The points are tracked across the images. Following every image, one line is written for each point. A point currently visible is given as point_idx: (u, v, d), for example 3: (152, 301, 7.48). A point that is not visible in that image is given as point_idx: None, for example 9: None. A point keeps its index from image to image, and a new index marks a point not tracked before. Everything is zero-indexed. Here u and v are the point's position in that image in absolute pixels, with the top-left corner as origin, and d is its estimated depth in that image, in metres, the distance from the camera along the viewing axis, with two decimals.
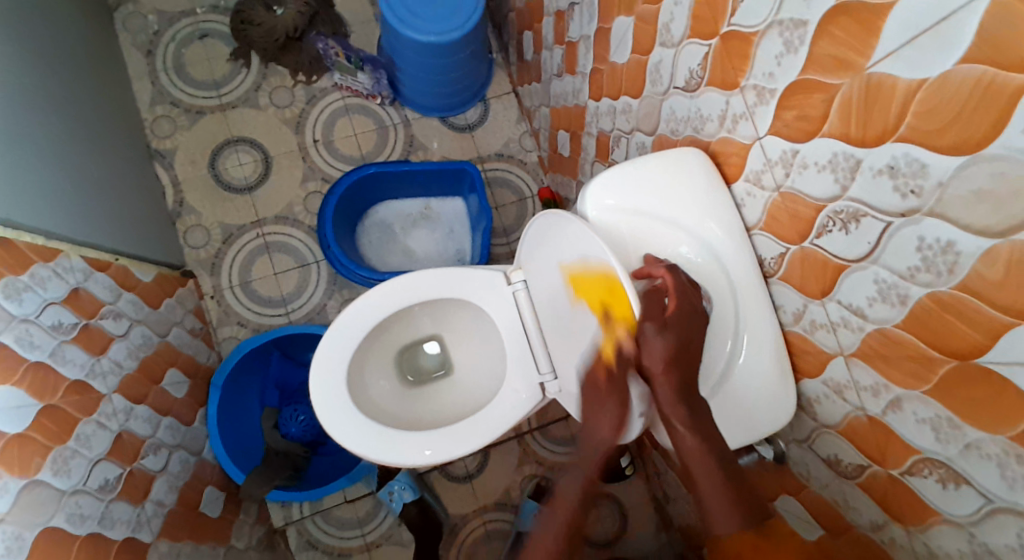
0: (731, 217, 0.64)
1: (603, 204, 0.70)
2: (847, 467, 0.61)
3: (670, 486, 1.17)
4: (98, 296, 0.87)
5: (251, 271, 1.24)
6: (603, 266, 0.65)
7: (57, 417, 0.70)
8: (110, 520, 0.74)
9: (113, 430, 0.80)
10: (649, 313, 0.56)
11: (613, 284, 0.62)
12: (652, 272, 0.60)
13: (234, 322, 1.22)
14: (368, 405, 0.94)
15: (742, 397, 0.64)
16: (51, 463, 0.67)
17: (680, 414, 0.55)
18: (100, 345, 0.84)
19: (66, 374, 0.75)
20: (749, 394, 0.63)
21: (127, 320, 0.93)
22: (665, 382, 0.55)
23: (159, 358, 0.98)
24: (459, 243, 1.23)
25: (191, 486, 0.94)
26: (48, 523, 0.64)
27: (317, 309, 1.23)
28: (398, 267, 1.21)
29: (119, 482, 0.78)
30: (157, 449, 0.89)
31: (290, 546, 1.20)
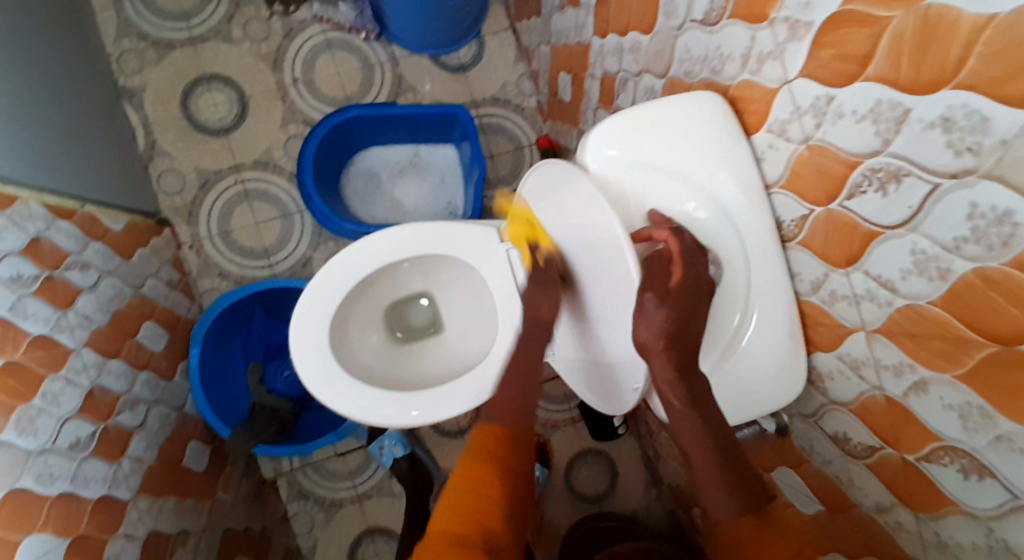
0: (749, 171, 0.57)
1: (606, 154, 0.62)
2: (857, 447, 0.56)
3: (663, 447, 1.16)
4: (61, 246, 0.81)
5: (230, 220, 1.17)
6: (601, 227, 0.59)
7: (21, 374, 0.66)
8: (84, 479, 0.71)
9: (85, 386, 0.76)
10: (650, 282, 0.51)
11: (611, 247, 0.56)
12: (653, 236, 0.54)
13: (214, 274, 1.16)
14: (353, 364, 0.90)
15: (746, 371, 0.59)
16: (15, 423, 0.62)
17: (679, 392, 0.51)
18: (67, 298, 0.79)
19: (30, 328, 0.70)
20: (754, 367, 0.59)
21: (96, 272, 0.87)
22: (664, 359, 0.51)
23: (133, 312, 0.93)
24: (450, 194, 1.16)
25: (174, 442, 0.92)
26: (15, 485, 0.60)
27: (302, 261, 1.18)
28: (385, 218, 1.14)
29: (93, 439, 0.74)
30: (134, 406, 0.85)
31: (280, 498, 1.20)
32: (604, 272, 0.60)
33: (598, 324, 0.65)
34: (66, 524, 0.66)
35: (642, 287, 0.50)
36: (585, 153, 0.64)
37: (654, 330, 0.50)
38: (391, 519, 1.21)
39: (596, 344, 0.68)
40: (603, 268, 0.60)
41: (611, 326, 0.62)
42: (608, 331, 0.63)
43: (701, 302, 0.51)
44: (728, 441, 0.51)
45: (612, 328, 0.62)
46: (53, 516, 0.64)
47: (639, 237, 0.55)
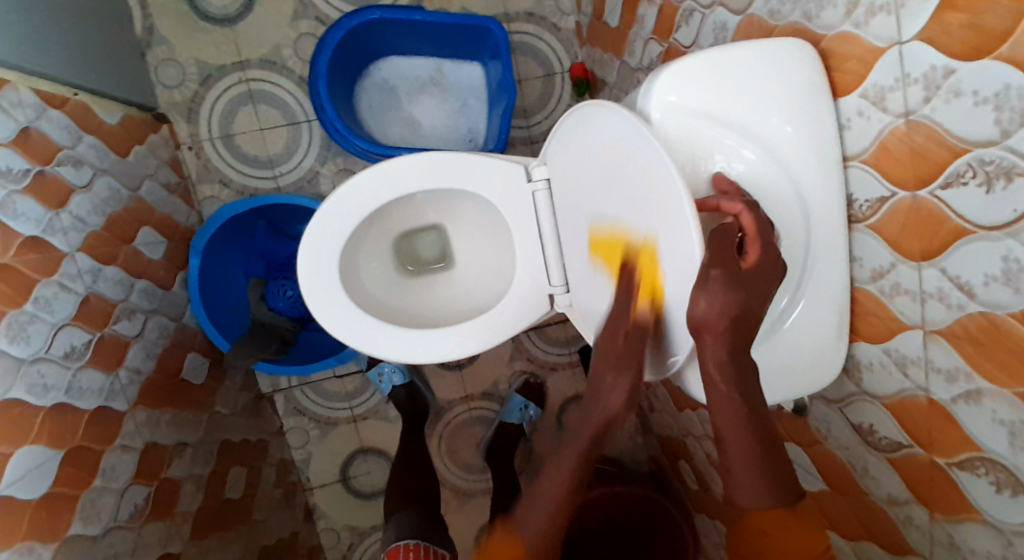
0: (829, 140, 0.51)
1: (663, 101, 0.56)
2: (881, 440, 0.55)
3: (659, 400, 1.18)
4: (52, 139, 0.74)
5: (233, 124, 1.08)
6: (652, 188, 0.54)
7: (11, 278, 0.61)
8: (79, 390, 0.68)
9: (79, 294, 0.72)
10: (718, 257, 0.47)
11: (667, 214, 0.52)
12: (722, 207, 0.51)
13: (214, 180, 1.09)
14: (361, 294, 0.87)
15: (784, 353, 0.57)
16: (5, 330, 0.59)
17: (728, 375, 0.48)
18: (60, 198, 0.73)
19: (21, 229, 0.65)
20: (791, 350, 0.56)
21: (90, 168, 0.80)
22: (719, 340, 0.47)
23: (129, 215, 0.87)
24: (472, 120, 1.08)
25: (172, 353, 0.89)
26: (7, 395, 0.58)
27: (308, 176, 1.11)
28: (401, 140, 1.06)
29: (88, 348, 0.72)
30: (131, 315, 0.81)
31: (277, 412, 1.20)
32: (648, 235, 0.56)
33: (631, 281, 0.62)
34: (62, 433, 0.64)
35: (708, 263, 0.47)
36: (645, 99, 0.58)
37: (717, 309, 0.45)
38: (384, 440, 1.24)
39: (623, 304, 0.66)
40: (647, 227, 0.56)
41: (651, 291, 0.58)
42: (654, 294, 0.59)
43: (773, 291, 0.48)
44: (769, 431, 0.48)
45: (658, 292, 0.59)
46: (50, 424, 0.62)
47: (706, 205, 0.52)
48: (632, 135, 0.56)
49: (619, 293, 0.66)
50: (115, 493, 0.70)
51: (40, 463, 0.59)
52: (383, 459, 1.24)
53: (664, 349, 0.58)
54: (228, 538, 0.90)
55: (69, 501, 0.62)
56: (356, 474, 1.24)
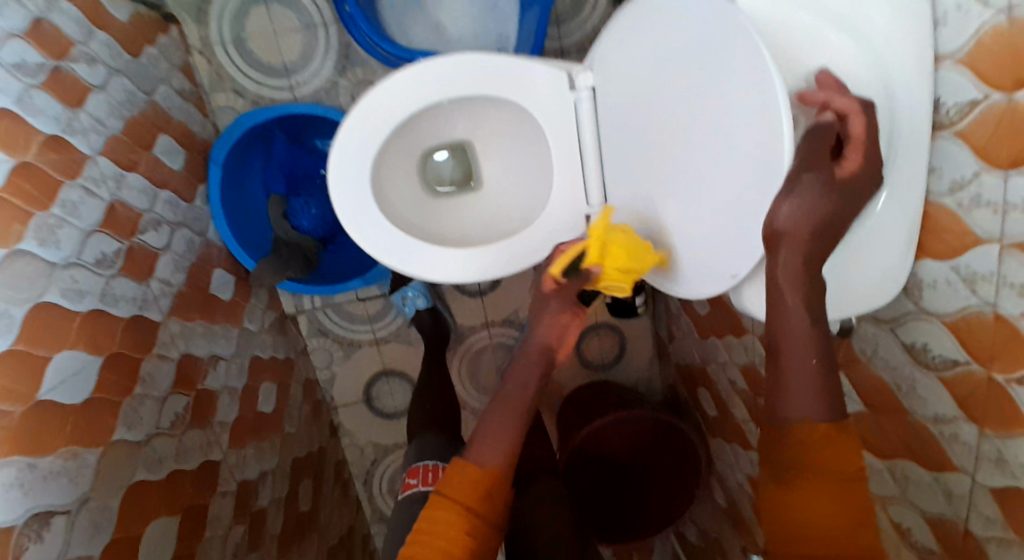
0: (921, 36, 0.47)
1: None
2: (935, 359, 0.55)
3: (681, 328, 1.18)
4: (63, 32, 0.69)
5: (246, 27, 1.01)
6: (738, 85, 0.50)
7: (34, 177, 0.59)
8: (113, 297, 0.67)
9: (105, 199, 0.69)
10: (811, 162, 0.45)
11: (750, 110, 0.49)
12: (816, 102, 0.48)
13: (229, 89, 1.03)
14: (392, 209, 0.85)
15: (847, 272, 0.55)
16: (34, 232, 0.57)
17: (798, 283, 0.46)
18: (77, 96, 0.69)
19: (40, 127, 0.62)
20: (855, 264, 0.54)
21: (105, 68, 0.76)
22: (798, 247, 0.46)
23: (147, 121, 0.83)
24: (502, 27, 0.99)
25: (199, 267, 0.87)
26: (41, 300, 0.56)
27: (326, 87, 1.05)
28: (426, 47, 0.99)
29: (118, 257, 0.69)
30: (157, 226, 0.79)
31: (300, 331, 1.21)
32: (724, 138, 0.54)
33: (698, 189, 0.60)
34: (101, 338, 0.63)
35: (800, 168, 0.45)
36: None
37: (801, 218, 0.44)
38: (405, 362, 1.26)
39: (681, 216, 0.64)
40: (722, 130, 0.54)
41: (719, 197, 0.56)
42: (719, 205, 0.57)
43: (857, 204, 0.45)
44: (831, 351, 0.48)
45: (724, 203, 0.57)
46: (86, 331, 0.61)
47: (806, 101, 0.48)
48: (716, 25, 0.52)
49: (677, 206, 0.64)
50: (156, 399, 0.70)
51: (78, 369, 0.59)
52: (405, 381, 1.26)
53: (726, 265, 0.57)
54: (262, 447, 0.93)
55: (110, 407, 0.62)
56: (378, 393, 1.26)
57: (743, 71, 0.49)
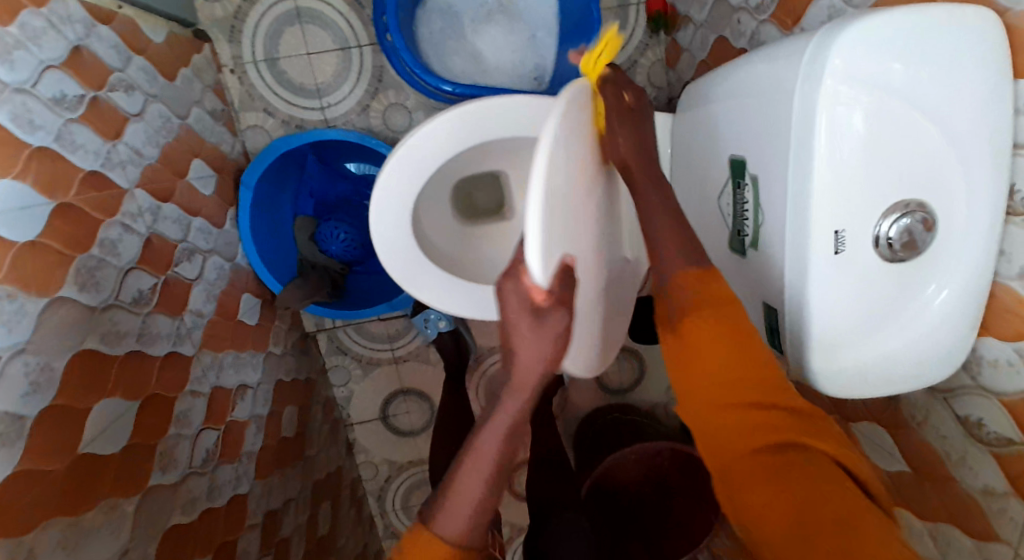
0: (1003, 124, 0.45)
1: (824, 66, 0.46)
2: (989, 434, 0.54)
3: None
4: (102, 60, 0.68)
5: (279, 46, 0.99)
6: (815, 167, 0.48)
7: (75, 218, 0.58)
8: (151, 336, 0.66)
9: (142, 234, 0.68)
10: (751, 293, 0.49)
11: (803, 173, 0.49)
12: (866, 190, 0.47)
13: (259, 109, 1.01)
14: (426, 245, 0.84)
15: (903, 353, 0.52)
16: (74, 277, 0.56)
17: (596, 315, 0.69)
18: (115, 126, 0.67)
19: (80, 163, 0.60)
20: (916, 352, 0.51)
21: (142, 95, 0.74)
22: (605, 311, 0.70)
23: (182, 146, 0.81)
24: (540, 55, 0.98)
25: (229, 294, 0.86)
26: (82, 347, 0.55)
27: (358, 109, 1.03)
28: (463, 74, 0.98)
29: (155, 293, 0.68)
30: (191, 256, 0.78)
31: (321, 351, 1.20)
32: (790, 215, 0.52)
33: (764, 255, 0.58)
34: (139, 381, 0.62)
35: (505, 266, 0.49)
36: (811, 56, 0.48)
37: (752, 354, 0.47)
38: (424, 382, 1.25)
39: (749, 276, 0.62)
40: (796, 208, 0.51)
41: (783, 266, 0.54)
42: (777, 279, 0.56)
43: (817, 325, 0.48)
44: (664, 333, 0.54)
45: (786, 282, 0.54)
46: (125, 374, 0.60)
47: (875, 188, 0.47)
48: (804, 101, 0.48)
49: (750, 268, 0.61)
50: (189, 438, 0.69)
51: (116, 417, 0.58)
52: (423, 401, 1.25)
53: None
54: (285, 475, 0.92)
55: (146, 451, 0.61)
56: (396, 412, 1.25)
57: (824, 155, 0.47)
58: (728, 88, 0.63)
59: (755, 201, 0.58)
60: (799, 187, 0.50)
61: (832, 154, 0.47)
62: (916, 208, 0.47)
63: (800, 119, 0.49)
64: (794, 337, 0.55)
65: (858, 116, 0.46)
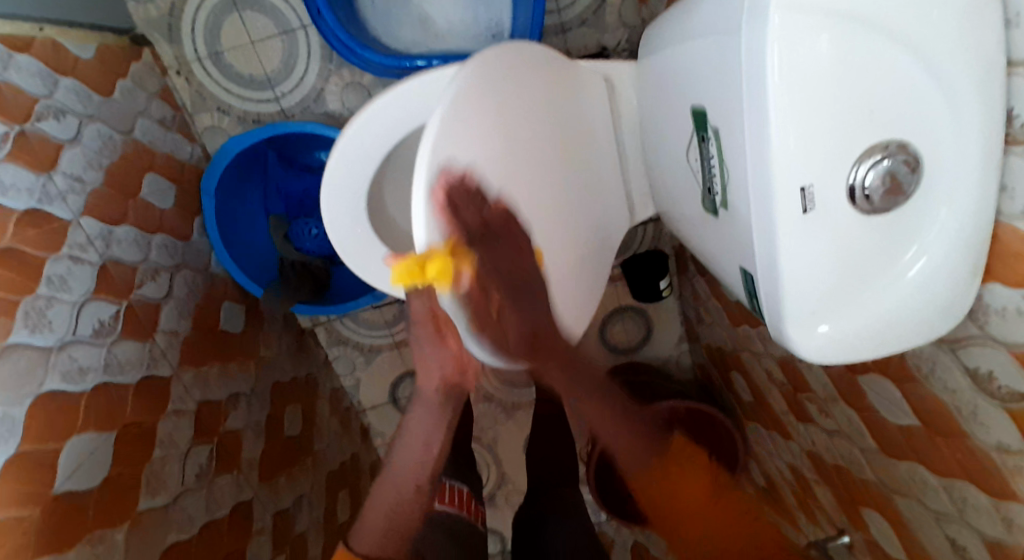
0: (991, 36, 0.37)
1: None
2: (1000, 389, 0.47)
3: (710, 312, 1.12)
4: (23, 89, 0.65)
5: (220, 39, 0.94)
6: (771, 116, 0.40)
7: (17, 261, 0.56)
8: (118, 365, 0.65)
9: (95, 263, 0.67)
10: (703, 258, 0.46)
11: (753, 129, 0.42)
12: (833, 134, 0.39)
13: (213, 108, 0.98)
14: (389, 236, 0.80)
15: (892, 312, 0.46)
16: (23, 320, 0.55)
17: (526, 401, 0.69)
18: (48, 157, 0.65)
19: (12, 204, 0.58)
20: (908, 310, 0.45)
21: (74, 118, 0.71)
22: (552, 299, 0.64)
23: (129, 164, 0.79)
24: (493, 9, 0.90)
25: (205, 307, 0.85)
26: (42, 390, 0.55)
27: (313, 95, 0.98)
28: (414, 42, 0.91)
29: (117, 321, 0.67)
30: (156, 275, 0.77)
31: (321, 344, 1.20)
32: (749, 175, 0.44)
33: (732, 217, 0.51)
34: (111, 412, 0.62)
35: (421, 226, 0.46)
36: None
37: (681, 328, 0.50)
38: None
39: (723, 238, 0.56)
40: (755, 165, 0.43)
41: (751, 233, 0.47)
42: (747, 242, 0.49)
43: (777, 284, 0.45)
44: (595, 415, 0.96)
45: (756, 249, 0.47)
46: (95, 408, 0.60)
47: (845, 130, 0.40)
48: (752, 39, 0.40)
49: (722, 230, 0.55)
50: (178, 459, 0.70)
51: (90, 453, 0.58)
52: None
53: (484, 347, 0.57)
54: (293, 474, 0.94)
55: (130, 481, 0.62)
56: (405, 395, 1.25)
57: (780, 97, 0.39)
58: (679, 31, 0.56)
59: (720, 155, 0.51)
60: (754, 139, 0.42)
61: (793, 95, 0.39)
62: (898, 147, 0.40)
63: (750, 58, 0.41)
64: (772, 311, 0.48)
65: (816, 46, 0.38)
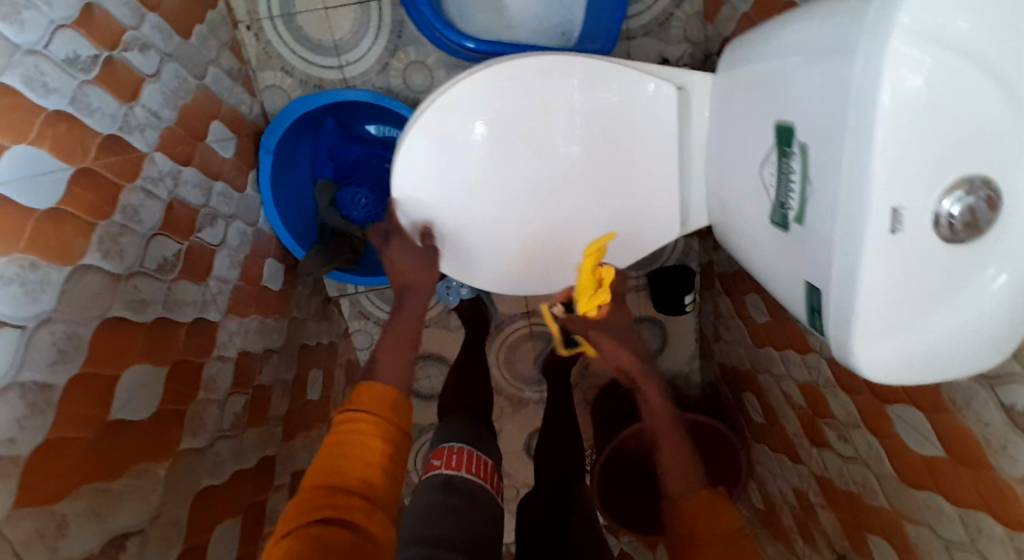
0: None
1: (891, 23, 0.40)
2: None
3: (729, 332, 1.15)
4: (116, 18, 0.65)
5: (295, 1, 0.95)
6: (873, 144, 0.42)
7: (96, 185, 0.57)
8: (177, 303, 0.66)
9: (164, 199, 0.67)
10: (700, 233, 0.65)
11: (847, 146, 0.45)
12: (920, 165, 0.42)
13: (277, 67, 0.98)
14: None
15: (948, 337, 0.48)
16: (97, 245, 0.55)
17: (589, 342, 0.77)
18: (130, 88, 0.65)
19: (98, 127, 0.59)
20: (965, 337, 0.48)
21: (156, 54, 0.72)
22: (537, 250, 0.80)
23: (200, 109, 0.79)
24: (568, 9, 0.93)
25: (251, 260, 0.86)
26: (107, 315, 0.55)
27: (378, 68, 1.00)
28: (486, 30, 0.92)
29: (179, 259, 0.68)
30: (214, 221, 0.77)
31: (343, 315, 1.20)
32: (840, 195, 0.46)
33: (807, 235, 0.53)
34: (166, 348, 0.63)
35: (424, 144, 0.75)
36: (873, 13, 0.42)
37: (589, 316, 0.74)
38: (444, 346, 1.26)
39: (788, 255, 0.58)
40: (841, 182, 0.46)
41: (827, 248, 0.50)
42: (821, 258, 0.51)
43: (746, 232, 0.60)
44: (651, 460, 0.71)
45: (833, 266, 0.49)
46: (153, 341, 0.61)
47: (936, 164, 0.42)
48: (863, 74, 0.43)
49: (791, 247, 0.57)
50: (216, 402, 0.70)
51: (144, 384, 0.58)
52: (442, 364, 1.27)
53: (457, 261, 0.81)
54: (310, 437, 0.94)
55: (176, 418, 0.62)
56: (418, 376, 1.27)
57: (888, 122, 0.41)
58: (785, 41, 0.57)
59: (803, 172, 0.53)
60: (854, 162, 0.44)
61: (903, 123, 0.41)
62: (968, 184, 0.43)
63: (863, 84, 0.43)
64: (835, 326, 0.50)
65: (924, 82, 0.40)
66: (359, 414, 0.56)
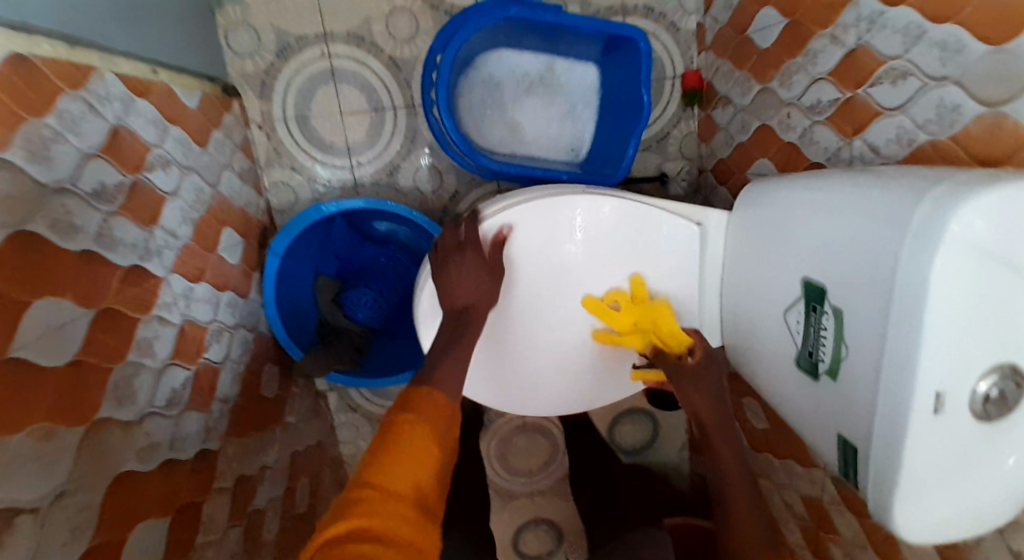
0: None
1: (943, 231, 0.43)
2: None
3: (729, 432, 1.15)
4: (142, 138, 0.63)
5: (311, 105, 0.97)
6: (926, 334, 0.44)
7: (114, 324, 0.53)
8: (183, 438, 0.61)
9: (176, 324, 0.64)
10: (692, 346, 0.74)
11: (896, 327, 0.46)
12: (965, 354, 0.44)
13: (286, 165, 0.99)
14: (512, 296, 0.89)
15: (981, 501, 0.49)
16: (112, 392, 0.51)
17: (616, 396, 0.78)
18: (151, 212, 0.63)
19: (120, 261, 0.56)
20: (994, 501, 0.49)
21: (177, 169, 0.70)
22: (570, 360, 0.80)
23: (213, 218, 0.77)
24: (578, 129, 0.97)
25: (253, 370, 0.82)
26: (119, 470, 0.51)
27: (389, 170, 1.02)
28: (502, 142, 0.95)
29: (187, 388, 0.64)
30: (220, 337, 0.73)
31: (330, 408, 1.14)
32: (889, 369, 0.47)
33: (841, 390, 0.55)
34: (171, 494, 0.58)
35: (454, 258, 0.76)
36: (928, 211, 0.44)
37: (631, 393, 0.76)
38: None
39: (817, 404, 0.59)
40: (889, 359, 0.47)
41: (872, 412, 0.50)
42: (859, 418, 0.52)
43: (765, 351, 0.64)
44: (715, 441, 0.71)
45: (875, 431, 0.50)
46: (158, 488, 0.56)
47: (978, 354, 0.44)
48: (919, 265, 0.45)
49: (822, 397, 0.58)
50: (216, 542, 0.63)
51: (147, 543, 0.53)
52: None
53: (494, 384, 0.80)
54: None
55: None
56: None
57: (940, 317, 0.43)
58: (808, 205, 0.60)
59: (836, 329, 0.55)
60: (905, 344, 0.45)
61: (952, 320, 0.43)
62: (998, 372, 0.45)
63: (908, 275, 0.45)
64: (877, 489, 0.50)
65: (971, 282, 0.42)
66: (404, 415, 0.53)
